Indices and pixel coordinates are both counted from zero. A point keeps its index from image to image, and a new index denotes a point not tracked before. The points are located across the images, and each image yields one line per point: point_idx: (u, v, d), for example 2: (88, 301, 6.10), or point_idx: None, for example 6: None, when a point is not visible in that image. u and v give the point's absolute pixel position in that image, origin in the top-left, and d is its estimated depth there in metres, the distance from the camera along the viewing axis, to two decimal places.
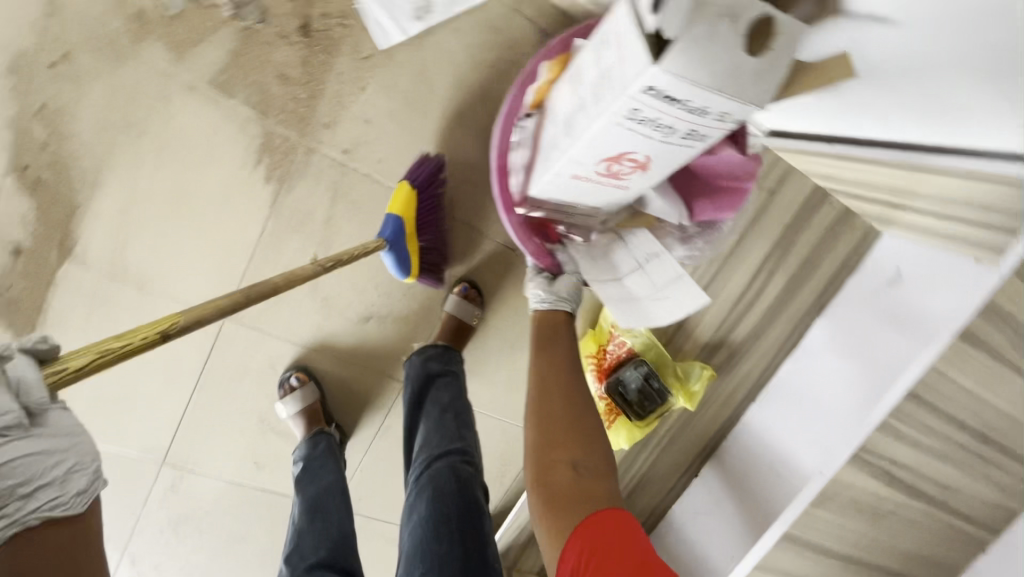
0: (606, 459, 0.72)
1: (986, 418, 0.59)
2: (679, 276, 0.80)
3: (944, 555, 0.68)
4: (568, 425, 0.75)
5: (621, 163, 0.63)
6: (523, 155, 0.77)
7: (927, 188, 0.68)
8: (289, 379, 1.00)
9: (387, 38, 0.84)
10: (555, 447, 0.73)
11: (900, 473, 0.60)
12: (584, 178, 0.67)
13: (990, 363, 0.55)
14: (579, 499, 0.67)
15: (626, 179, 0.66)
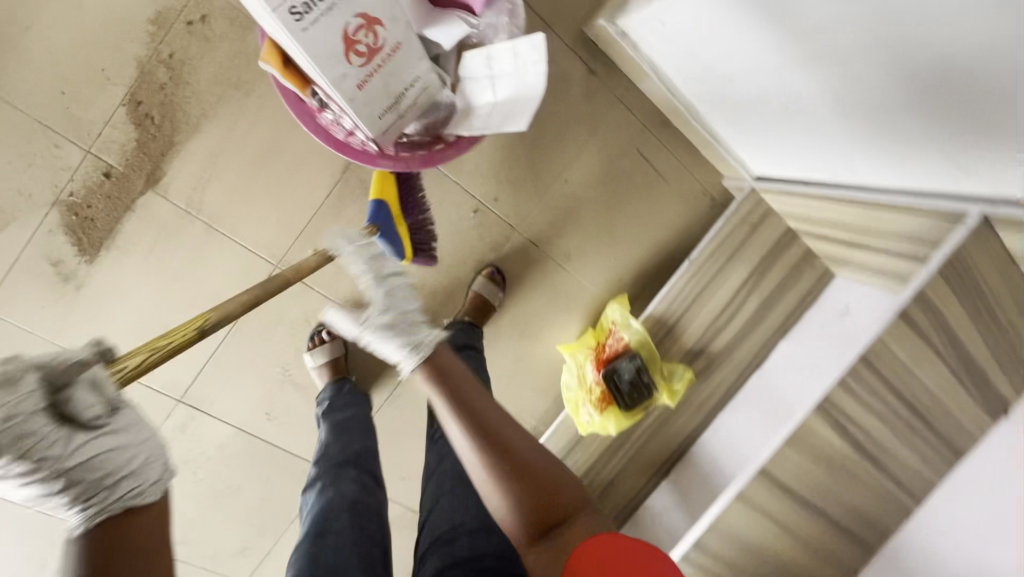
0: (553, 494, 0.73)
1: (913, 390, 0.77)
2: (513, 46, 0.72)
3: (879, 515, 0.84)
4: (527, 489, 0.73)
5: (360, 40, 0.64)
6: (352, 129, 0.75)
7: (877, 224, 0.90)
8: (320, 333, 1.09)
9: None
10: (522, 515, 0.72)
11: (852, 428, 0.76)
12: (371, 82, 0.67)
13: (917, 342, 0.74)
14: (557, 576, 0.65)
15: (387, 51, 0.67)
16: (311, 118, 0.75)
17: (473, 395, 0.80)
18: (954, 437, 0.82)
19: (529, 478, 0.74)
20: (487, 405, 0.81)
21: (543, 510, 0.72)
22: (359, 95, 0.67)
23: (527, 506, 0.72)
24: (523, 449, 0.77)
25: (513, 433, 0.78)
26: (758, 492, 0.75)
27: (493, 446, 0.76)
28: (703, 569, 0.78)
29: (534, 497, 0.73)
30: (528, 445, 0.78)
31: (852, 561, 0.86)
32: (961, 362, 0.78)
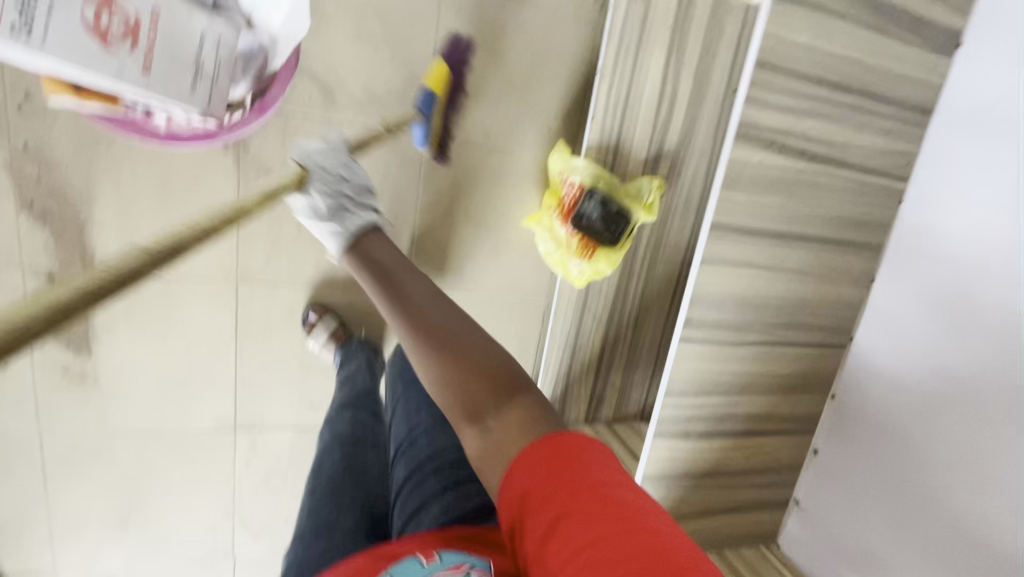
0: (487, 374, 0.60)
1: (837, 68, 0.70)
2: None
3: (864, 211, 0.80)
4: (473, 390, 0.59)
5: (108, 21, 0.59)
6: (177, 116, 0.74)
7: None
8: (308, 316, 1.13)
9: None
10: (461, 405, 0.59)
11: (789, 142, 0.71)
12: (153, 59, 0.64)
13: (815, 15, 0.66)
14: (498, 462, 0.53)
15: (147, 22, 0.62)
16: (141, 128, 0.75)
17: (430, 306, 0.67)
18: (909, 95, 0.75)
19: (472, 380, 0.59)
20: (445, 317, 0.65)
21: (482, 401, 0.58)
22: (152, 81, 0.64)
23: (469, 398, 0.58)
24: (481, 355, 0.61)
25: (484, 347, 0.62)
26: (722, 248, 0.73)
27: (441, 347, 0.62)
28: (711, 344, 0.79)
29: (482, 394, 0.58)
30: (478, 346, 0.62)
31: (859, 268, 0.83)
32: (876, 12, 0.69)
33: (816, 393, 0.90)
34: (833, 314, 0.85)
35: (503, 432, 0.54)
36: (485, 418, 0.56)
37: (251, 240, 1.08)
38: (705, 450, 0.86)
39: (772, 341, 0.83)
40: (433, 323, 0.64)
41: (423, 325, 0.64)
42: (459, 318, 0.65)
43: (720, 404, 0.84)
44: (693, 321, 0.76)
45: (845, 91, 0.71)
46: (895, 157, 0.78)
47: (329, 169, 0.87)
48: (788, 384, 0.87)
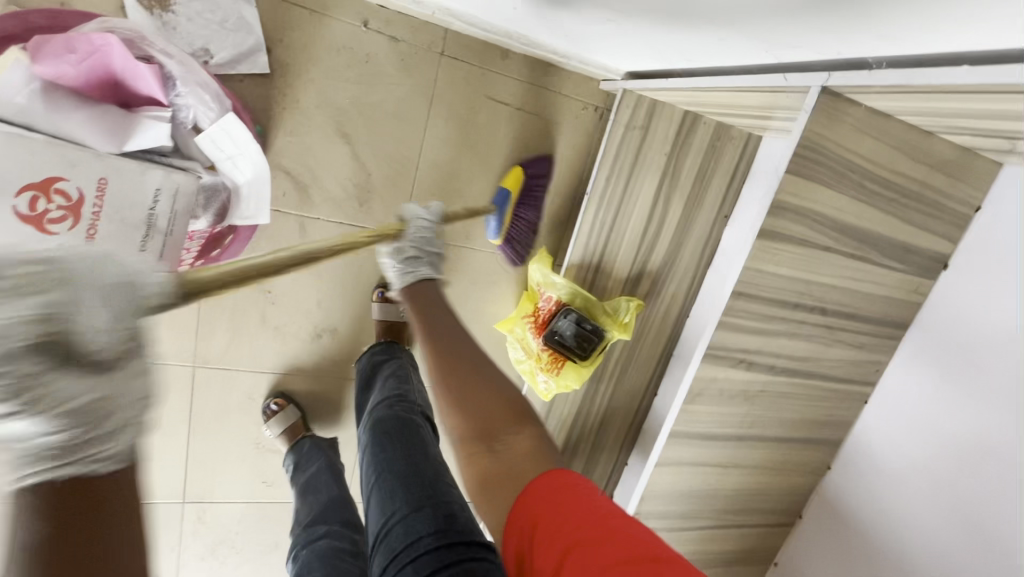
0: (491, 399, 0.70)
1: (816, 294, 0.68)
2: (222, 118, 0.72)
3: (828, 411, 0.79)
4: (490, 414, 0.67)
5: (50, 197, 0.63)
6: None
7: (750, 103, 0.76)
8: (269, 406, 1.12)
9: (256, 68, 0.89)
10: (470, 426, 0.67)
11: (758, 358, 0.70)
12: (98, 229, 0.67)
13: (800, 250, 0.64)
14: (500, 476, 0.58)
15: (92, 197, 0.65)
16: None
17: (447, 340, 0.78)
18: (886, 312, 0.74)
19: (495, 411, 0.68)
20: (446, 345, 0.77)
21: (492, 423, 0.66)
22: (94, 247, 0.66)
23: (485, 420, 0.67)
24: (488, 394, 0.71)
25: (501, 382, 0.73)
26: (679, 451, 0.73)
27: (450, 377, 0.73)
28: (658, 527, 0.79)
29: (498, 418, 0.67)
30: (495, 387, 0.72)
31: (816, 458, 0.83)
32: (864, 243, 0.67)
33: (758, 561, 0.91)
34: (784, 496, 0.85)
35: (512, 454, 0.60)
36: (497, 441, 0.63)
37: (212, 326, 1.04)
38: None
39: (720, 522, 0.83)
40: (457, 353, 0.76)
41: (451, 362, 0.75)
42: (478, 357, 0.77)
43: None
44: (641, 510, 0.76)
45: (822, 313, 0.70)
46: (864, 365, 0.78)
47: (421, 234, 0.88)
48: (733, 556, 0.88)
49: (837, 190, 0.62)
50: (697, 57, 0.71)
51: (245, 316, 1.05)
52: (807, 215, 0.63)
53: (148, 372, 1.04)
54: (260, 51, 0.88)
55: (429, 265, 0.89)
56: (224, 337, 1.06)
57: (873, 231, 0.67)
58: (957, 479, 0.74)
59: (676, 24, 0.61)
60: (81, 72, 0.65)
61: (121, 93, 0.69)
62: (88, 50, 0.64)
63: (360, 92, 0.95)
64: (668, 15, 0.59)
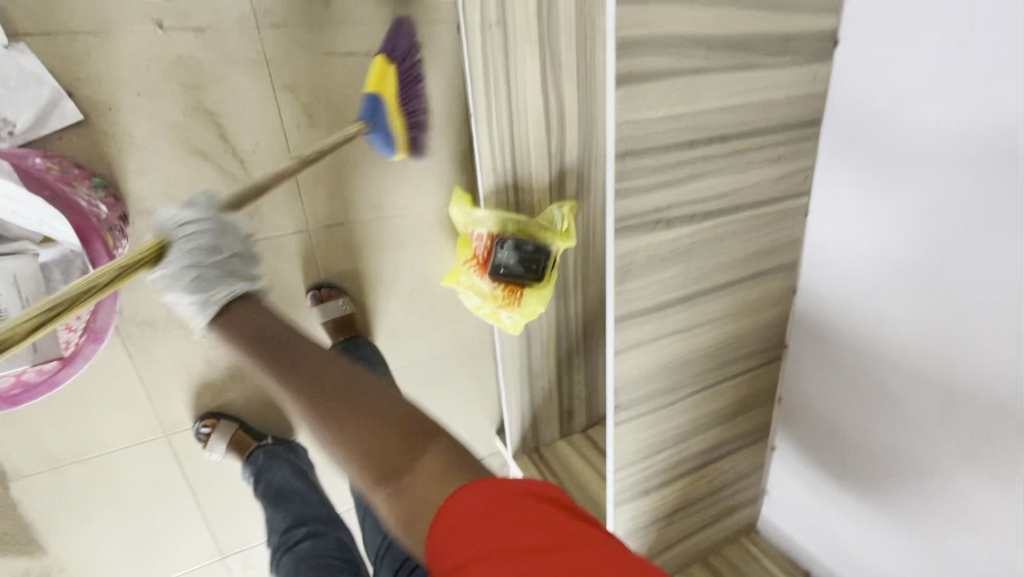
0: (426, 455, 0.53)
1: (707, 124, 0.63)
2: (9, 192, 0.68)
3: (772, 237, 0.76)
4: (377, 440, 0.55)
5: None
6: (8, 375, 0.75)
7: None
8: (201, 430, 1.04)
9: (69, 117, 0.80)
10: (370, 462, 0.54)
11: (675, 214, 0.66)
12: None
13: (669, 83, 0.58)
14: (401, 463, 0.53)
15: None
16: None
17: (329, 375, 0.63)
18: (793, 114, 0.68)
19: (408, 449, 0.54)
20: (314, 377, 0.63)
21: (380, 444, 0.55)
22: None
23: (380, 459, 0.53)
24: (372, 446, 0.55)
25: (380, 411, 0.57)
26: (633, 335, 0.70)
27: (346, 418, 0.58)
28: (648, 410, 0.78)
29: (393, 451, 0.54)
30: (385, 409, 0.58)
31: (779, 287, 0.81)
32: (738, 50, 0.61)
33: (762, 402, 0.91)
34: (761, 334, 0.83)
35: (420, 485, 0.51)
36: (399, 475, 0.52)
37: (165, 390, 1.01)
38: (667, 495, 0.88)
39: (708, 383, 0.82)
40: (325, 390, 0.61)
41: (319, 378, 0.62)
42: (364, 380, 0.63)
43: (672, 453, 0.84)
44: (623, 403, 0.74)
45: (724, 140, 0.65)
46: (793, 178, 0.73)
47: None
48: (734, 408, 0.87)
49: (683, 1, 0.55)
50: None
51: (192, 369, 1.02)
52: (662, 42, 0.56)
53: (126, 457, 1.02)
54: (63, 99, 0.79)
55: None
56: (182, 395, 1.03)
57: (743, 32, 0.60)
58: (914, 261, 0.76)
59: None
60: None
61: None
62: None
63: (194, 100, 0.87)
64: None
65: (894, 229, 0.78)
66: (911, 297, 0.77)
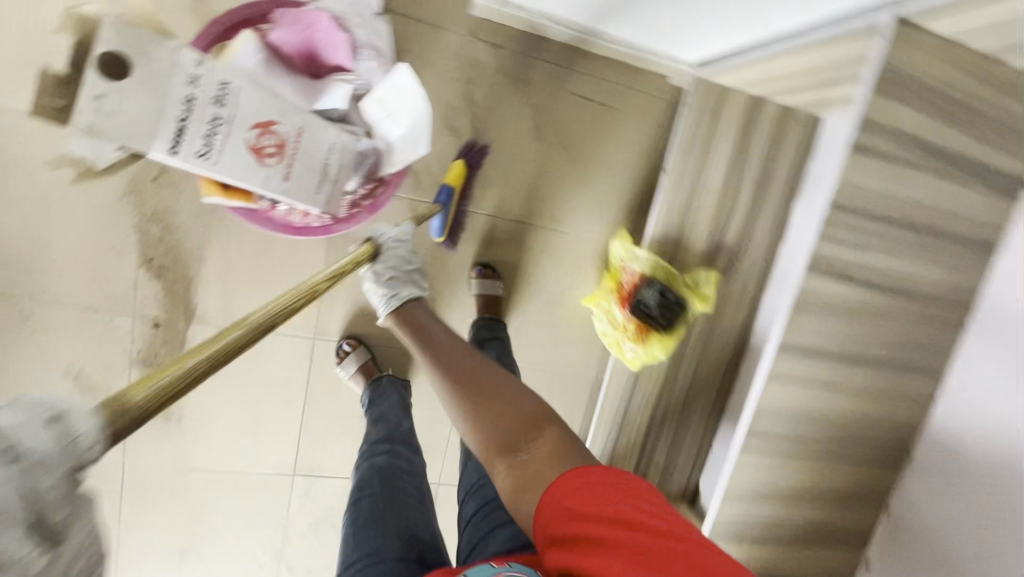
0: (513, 406, 0.69)
1: (905, 211, 0.75)
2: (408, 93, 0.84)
3: (927, 336, 0.83)
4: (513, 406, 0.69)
5: (271, 136, 0.69)
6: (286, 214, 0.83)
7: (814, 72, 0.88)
8: (343, 346, 1.18)
9: None
10: (501, 436, 0.67)
11: (857, 274, 0.76)
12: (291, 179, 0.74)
13: (888, 166, 0.72)
14: (533, 436, 0.65)
15: (293, 137, 0.72)
16: (261, 220, 0.83)
17: (478, 369, 0.77)
18: (974, 233, 0.79)
19: (534, 435, 0.65)
20: (464, 377, 0.76)
21: (517, 408, 0.69)
22: (286, 184, 0.73)
23: (502, 435, 0.66)
24: (524, 422, 0.67)
25: (515, 394, 0.71)
26: (788, 367, 0.78)
27: (476, 399, 0.72)
28: (773, 451, 0.82)
29: (511, 430, 0.66)
30: (511, 387, 0.73)
31: (921, 388, 0.86)
32: (946, 163, 0.74)
33: (870, 502, 0.91)
34: (891, 429, 0.87)
35: (538, 457, 0.62)
36: (516, 453, 0.64)
37: (333, 300, 1.17)
38: (754, 556, 0.88)
39: (829, 453, 0.85)
40: (462, 376, 0.76)
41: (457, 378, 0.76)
42: (507, 380, 0.75)
43: (776, 511, 0.86)
44: (755, 429, 0.80)
45: (913, 230, 0.77)
46: (959, 290, 0.82)
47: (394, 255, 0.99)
48: (844, 494, 0.89)
49: (918, 109, 0.71)
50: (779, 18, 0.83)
51: (361, 291, 1.18)
52: (893, 133, 0.71)
53: (276, 343, 1.16)
54: None
55: (410, 285, 0.98)
56: (343, 310, 1.18)
57: (954, 151, 0.74)
58: None
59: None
60: (291, 45, 0.77)
61: (317, 68, 0.80)
62: (303, 24, 0.75)
63: (468, 91, 1.12)
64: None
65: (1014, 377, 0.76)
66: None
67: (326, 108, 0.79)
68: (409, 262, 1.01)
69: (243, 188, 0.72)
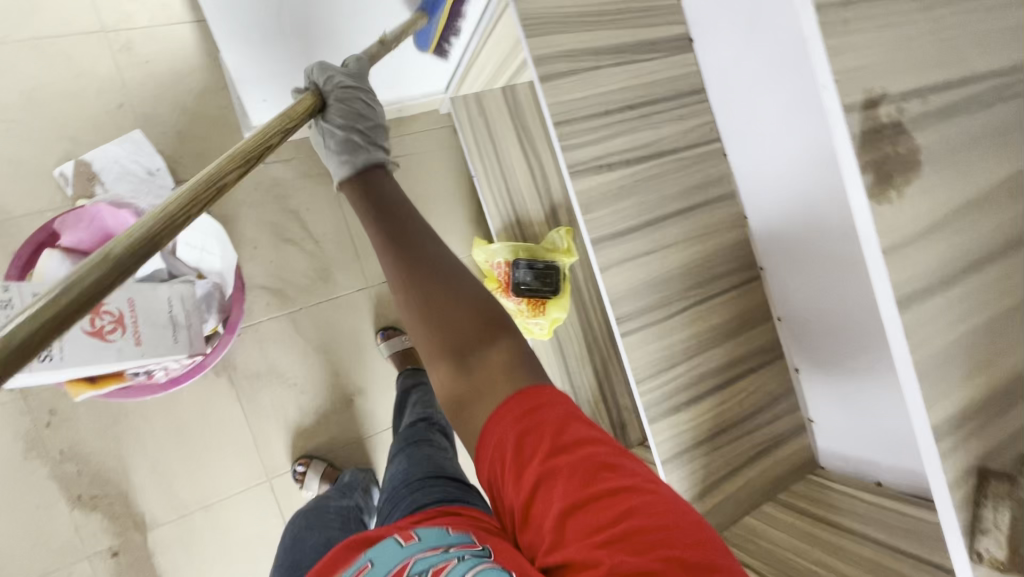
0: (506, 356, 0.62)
1: (613, 100, 0.93)
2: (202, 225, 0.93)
3: (703, 173, 0.99)
4: (459, 327, 0.62)
5: (101, 317, 0.79)
6: (162, 374, 0.91)
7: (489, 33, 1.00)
8: (298, 469, 1.21)
9: None
10: (456, 348, 0.61)
11: (611, 160, 0.92)
12: (143, 340, 0.83)
13: (576, 77, 0.90)
14: (494, 379, 0.60)
15: (125, 309, 0.82)
16: (143, 391, 0.91)
17: (445, 285, 0.63)
18: (679, 86, 0.98)
19: (456, 331, 0.62)
20: (432, 288, 0.63)
21: (468, 341, 0.62)
22: (142, 346, 0.82)
23: (460, 337, 0.61)
24: (487, 349, 0.62)
25: (495, 333, 0.63)
26: (610, 254, 0.91)
27: (439, 324, 0.62)
28: (647, 323, 0.93)
29: (469, 334, 0.62)
30: (467, 296, 0.63)
31: (730, 212, 1.01)
32: (619, 53, 0.94)
33: (760, 320, 1.03)
34: (731, 254, 1.01)
35: (489, 382, 0.60)
36: (467, 363, 0.61)
37: (266, 435, 1.21)
38: (697, 415, 0.96)
39: (696, 299, 0.98)
40: (427, 301, 0.62)
41: (408, 290, 0.63)
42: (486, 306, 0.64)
43: (687, 368, 0.96)
44: (619, 313, 0.91)
45: (630, 109, 0.94)
46: (700, 129, 1.00)
47: (353, 104, 0.77)
48: (733, 325, 1.00)
49: (570, 29, 0.89)
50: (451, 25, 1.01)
51: (286, 413, 1.23)
52: (563, 55, 0.89)
53: (236, 503, 1.18)
54: None
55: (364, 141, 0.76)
56: (280, 439, 1.22)
57: (619, 43, 0.94)
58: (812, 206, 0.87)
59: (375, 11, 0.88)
60: (91, 242, 0.88)
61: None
62: (89, 219, 0.86)
63: (284, 205, 1.26)
64: None
65: (785, 151, 0.88)
66: (822, 167, 0.83)
67: (149, 273, 0.89)
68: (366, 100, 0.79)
69: (106, 370, 0.82)
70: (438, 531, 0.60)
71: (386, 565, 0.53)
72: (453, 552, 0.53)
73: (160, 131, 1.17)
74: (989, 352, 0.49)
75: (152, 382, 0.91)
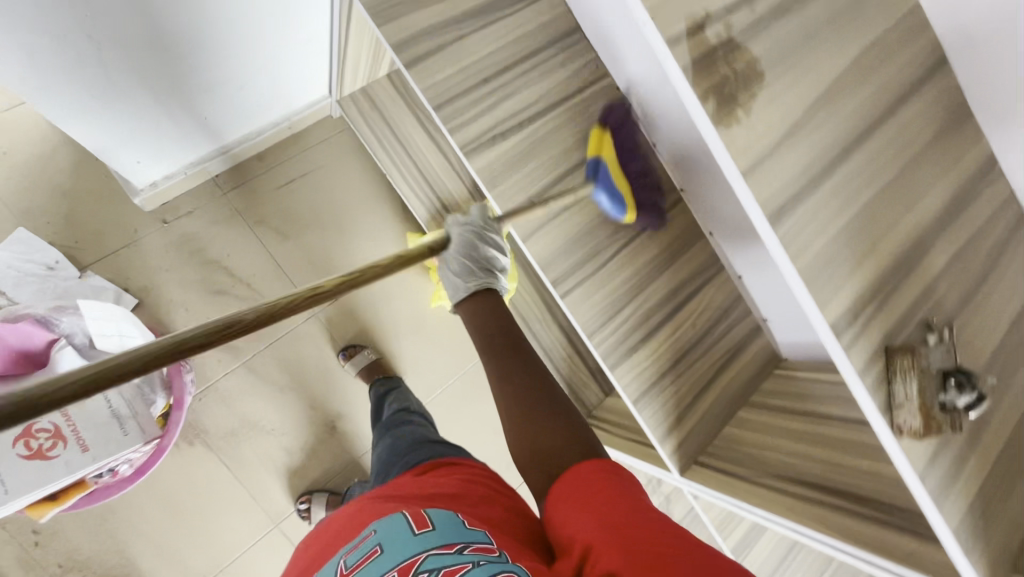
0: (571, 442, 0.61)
1: (487, 67, 0.89)
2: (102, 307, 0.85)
3: (601, 113, 0.97)
4: (547, 447, 0.61)
5: (37, 435, 0.79)
6: (126, 468, 0.90)
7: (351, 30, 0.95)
8: (302, 507, 1.22)
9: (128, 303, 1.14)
10: (535, 472, 0.61)
11: (503, 130, 0.90)
12: (89, 445, 0.82)
13: (443, 54, 0.86)
14: (553, 457, 0.60)
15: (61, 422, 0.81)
16: (105, 492, 0.89)
17: (542, 400, 0.66)
18: (554, 30, 0.94)
19: (551, 459, 0.60)
20: (521, 408, 0.66)
21: (550, 449, 0.61)
22: (92, 451, 0.82)
23: (539, 448, 0.62)
24: (559, 445, 0.61)
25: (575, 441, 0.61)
26: (528, 222, 0.90)
27: (533, 425, 0.64)
28: (584, 278, 0.94)
29: (559, 450, 0.60)
30: (561, 429, 0.63)
31: (638, 144, 1.00)
32: (480, 14, 0.89)
33: (694, 240, 1.04)
34: None
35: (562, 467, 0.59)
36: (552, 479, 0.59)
37: (259, 485, 1.21)
38: (655, 349, 0.98)
39: (626, 240, 0.98)
40: (527, 421, 0.64)
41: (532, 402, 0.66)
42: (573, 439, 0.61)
43: (635, 308, 0.98)
44: (553, 276, 0.92)
45: (509, 70, 0.91)
46: (586, 68, 0.96)
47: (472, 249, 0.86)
48: (669, 253, 1.01)
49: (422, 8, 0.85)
50: (308, 31, 0.97)
51: (273, 458, 1.23)
52: (422, 35, 0.85)
53: (250, 556, 1.20)
54: (123, 293, 1.14)
55: (486, 274, 0.84)
56: (274, 485, 1.22)
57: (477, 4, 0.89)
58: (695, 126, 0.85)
59: (209, 43, 0.83)
60: None
61: (41, 360, 0.85)
62: None
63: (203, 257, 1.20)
64: (198, 48, 0.82)
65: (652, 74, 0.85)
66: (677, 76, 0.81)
67: None
68: (482, 246, 0.87)
69: (65, 485, 0.81)
70: (458, 520, 0.52)
71: (394, 555, 0.47)
72: (469, 555, 0.45)
73: (46, 222, 1.11)
74: (869, 238, 0.50)
75: (116, 483, 0.90)
